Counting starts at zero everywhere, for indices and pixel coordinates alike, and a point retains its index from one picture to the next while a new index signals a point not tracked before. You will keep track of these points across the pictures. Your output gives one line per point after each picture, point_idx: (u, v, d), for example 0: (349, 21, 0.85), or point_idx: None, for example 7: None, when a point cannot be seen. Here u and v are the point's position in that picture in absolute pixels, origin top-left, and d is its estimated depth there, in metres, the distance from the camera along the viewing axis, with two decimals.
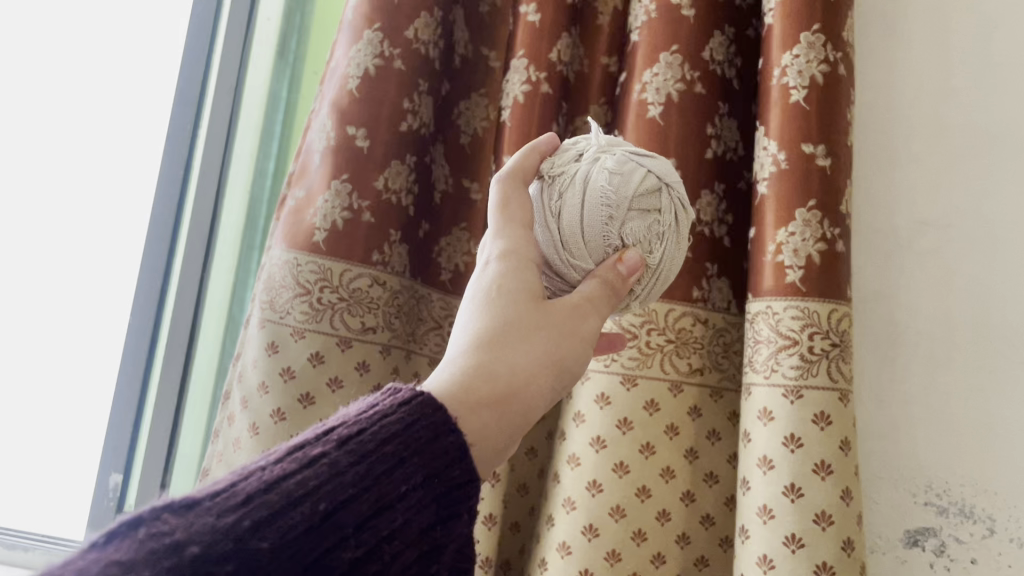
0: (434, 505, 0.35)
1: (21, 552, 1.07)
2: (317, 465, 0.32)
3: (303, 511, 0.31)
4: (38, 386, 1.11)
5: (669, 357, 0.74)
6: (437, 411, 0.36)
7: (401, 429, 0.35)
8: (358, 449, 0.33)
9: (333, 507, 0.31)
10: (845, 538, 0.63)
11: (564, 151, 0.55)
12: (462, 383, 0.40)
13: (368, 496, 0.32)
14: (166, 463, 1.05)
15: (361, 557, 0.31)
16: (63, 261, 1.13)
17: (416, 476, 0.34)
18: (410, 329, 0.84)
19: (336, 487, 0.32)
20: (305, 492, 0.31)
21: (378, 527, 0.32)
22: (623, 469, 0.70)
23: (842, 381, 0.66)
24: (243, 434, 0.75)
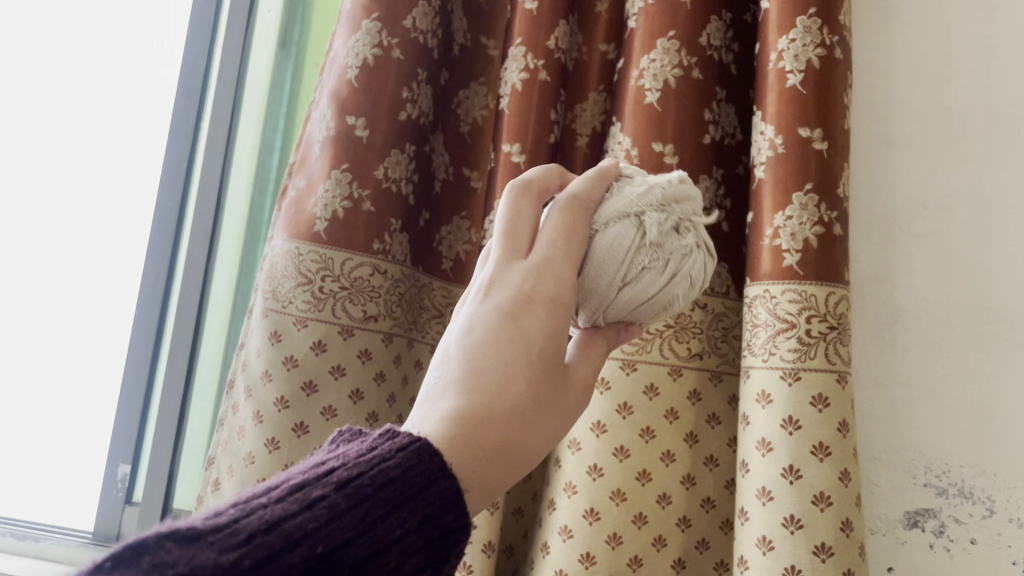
0: (428, 549, 0.33)
1: (31, 542, 1.08)
2: (317, 507, 0.31)
3: (303, 553, 0.29)
4: (47, 376, 1.13)
5: (668, 342, 0.75)
6: (433, 457, 0.35)
7: (400, 476, 0.34)
8: (357, 493, 0.32)
9: (332, 550, 0.30)
10: (844, 519, 0.63)
11: (666, 211, 0.52)
12: (474, 446, 0.38)
13: (364, 539, 0.31)
14: (174, 451, 1.05)
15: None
16: (69, 253, 1.14)
17: (411, 522, 0.33)
18: (411, 317, 0.85)
19: (334, 529, 0.30)
20: (305, 534, 0.30)
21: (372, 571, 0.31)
22: (623, 453, 0.71)
23: (840, 363, 0.66)
24: (248, 422, 0.76)
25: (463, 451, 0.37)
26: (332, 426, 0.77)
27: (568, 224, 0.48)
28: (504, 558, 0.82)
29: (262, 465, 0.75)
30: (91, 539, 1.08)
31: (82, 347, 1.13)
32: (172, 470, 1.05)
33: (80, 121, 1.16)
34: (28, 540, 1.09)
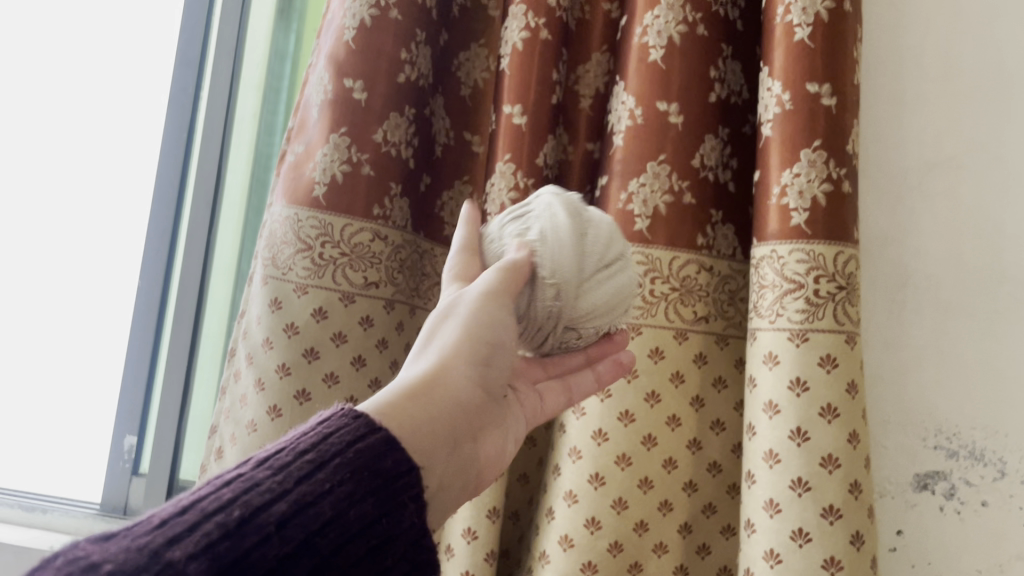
0: (374, 498, 0.39)
1: (39, 514, 1.09)
2: (233, 484, 0.36)
3: (219, 520, 0.34)
4: (59, 351, 1.13)
5: (674, 305, 0.73)
6: (356, 419, 0.41)
7: (320, 441, 0.39)
8: (275, 465, 0.37)
9: (250, 512, 0.35)
10: (852, 481, 0.63)
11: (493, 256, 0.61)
12: (402, 413, 0.45)
13: (286, 497, 0.36)
14: (179, 422, 1.06)
15: (291, 551, 0.35)
16: (83, 219, 1.14)
17: (340, 471, 0.38)
18: (413, 284, 0.84)
19: (252, 495, 0.35)
20: (222, 504, 0.35)
21: (305, 523, 0.36)
22: (628, 417, 0.71)
23: (848, 324, 0.65)
24: (250, 390, 0.76)
25: (395, 420, 0.44)
26: (334, 392, 0.76)
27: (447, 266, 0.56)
28: (509, 524, 0.82)
29: (265, 432, 0.74)
30: (97, 510, 1.08)
31: (91, 320, 1.13)
32: (178, 441, 1.05)
33: (90, 74, 1.16)
34: (36, 511, 1.09)
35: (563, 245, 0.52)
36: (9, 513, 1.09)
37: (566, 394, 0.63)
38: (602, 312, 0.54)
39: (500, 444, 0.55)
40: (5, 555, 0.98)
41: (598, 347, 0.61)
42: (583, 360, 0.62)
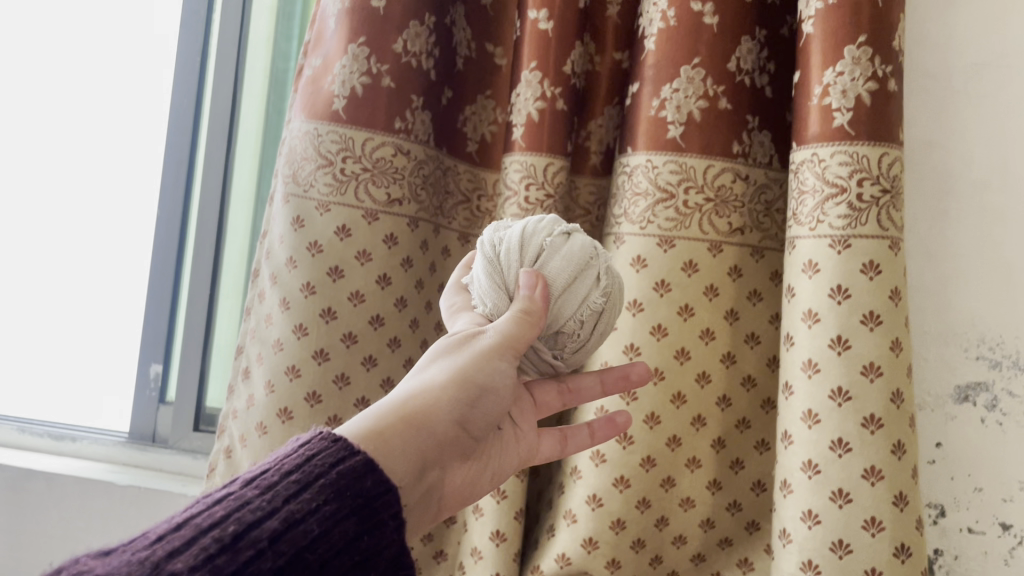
0: (356, 516, 0.40)
1: (70, 442, 1.13)
2: (224, 502, 0.39)
3: (214, 536, 0.36)
4: (97, 278, 1.19)
5: (708, 216, 0.71)
6: (335, 442, 0.43)
7: (303, 463, 0.41)
8: (262, 484, 0.40)
9: (243, 528, 0.37)
10: (895, 390, 0.61)
11: None
12: (376, 435, 0.46)
13: (277, 514, 0.38)
14: (204, 350, 1.07)
15: (284, 564, 0.37)
16: (117, 152, 1.18)
17: (325, 490, 0.40)
18: (436, 203, 0.82)
19: (244, 512, 0.38)
20: (216, 521, 0.37)
21: (296, 538, 0.38)
22: (661, 332, 0.69)
23: (892, 229, 0.62)
24: (275, 310, 0.75)
25: (366, 440, 0.46)
26: (359, 312, 0.75)
27: (446, 302, 0.59)
28: None
29: (291, 351, 0.73)
30: (125, 439, 1.11)
31: (124, 249, 1.18)
32: (204, 371, 1.07)
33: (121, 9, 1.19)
34: (66, 440, 1.14)
35: (487, 290, 0.53)
36: (40, 443, 1.14)
37: (562, 435, 0.62)
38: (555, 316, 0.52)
39: (471, 477, 0.55)
40: (37, 481, 1.00)
41: (601, 424, 0.62)
42: (598, 391, 0.62)
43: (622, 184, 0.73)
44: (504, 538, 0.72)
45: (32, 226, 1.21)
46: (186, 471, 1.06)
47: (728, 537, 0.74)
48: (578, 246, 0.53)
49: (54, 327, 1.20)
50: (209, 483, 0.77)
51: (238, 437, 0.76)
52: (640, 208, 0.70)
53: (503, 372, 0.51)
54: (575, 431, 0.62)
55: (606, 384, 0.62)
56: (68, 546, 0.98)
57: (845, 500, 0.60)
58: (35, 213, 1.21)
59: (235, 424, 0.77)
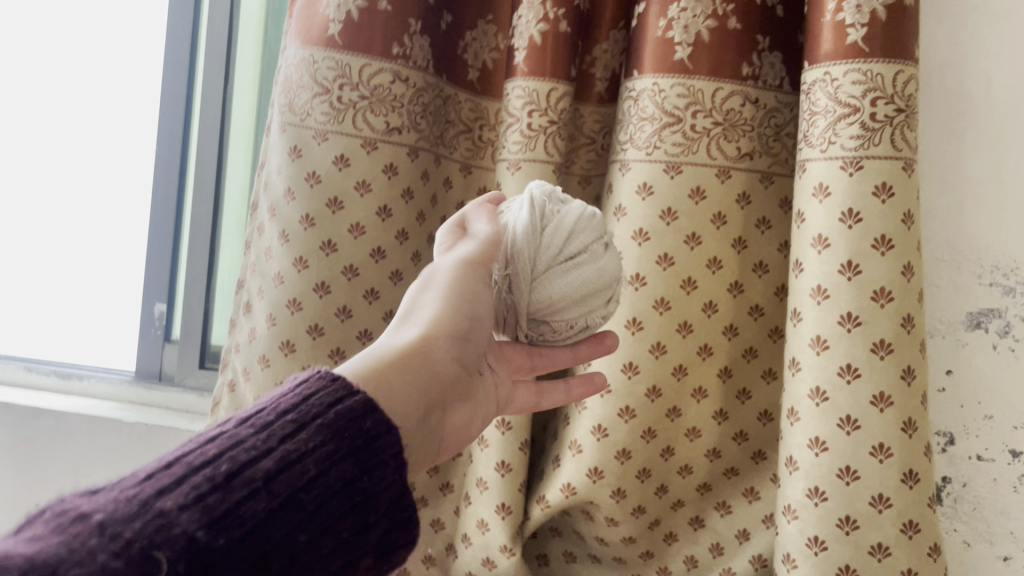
0: (353, 457, 0.38)
1: (76, 382, 1.14)
2: (217, 441, 0.36)
3: (206, 475, 0.34)
4: (99, 221, 1.18)
5: (716, 141, 0.69)
6: (335, 382, 0.41)
7: (301, 402, 0.39)
8: (258, 423, 0.38)
9: (237, 467, 0.35)
10: (905, 315, 0.60)
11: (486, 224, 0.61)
12: (376, 377, 0.44)
13: (273, 454, 0.36)
14: (207, 288, 1.07)
15: (278, 506, 0.35)
16: (115, 88, 1.16)
17: (322, 431, 0.38)
18: (437, 132, 0.79)
19: (238, 451, 0.36)
20: (208, 459, 0.35)
21: (291, 479, 0.36)
22: (667, 261, 0.68)
23: (907, 150, 0.60)
24: (275, 243, 0.73)
25: (366, 380, 0.44)
26: (361, 244, 0.74)
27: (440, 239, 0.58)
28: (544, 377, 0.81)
29: (292, 285, 0.72)
30: (131, 378, 1.12)
31: (124, 191, 1.17)
32: (207, 308, 1.07)
33: None
34: (72, 379, 1.14)
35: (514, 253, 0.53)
36: (47, 382, 1.15)
37: (536, 391, 0.63)
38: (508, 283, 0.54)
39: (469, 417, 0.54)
40: (45, 420, 1.01)
41: (579, 382, 0.63)
42: (571, 358, 0.61)
43: (627, 109, 0.70)
44: (509, 469, 0.72)
45: (35, 165, 1.20)
46: (193, 409, 1.07)
47: (734, 466, 0.74)
48: (609, 266, 0.55)
49: (62, 267, 1.20)
50: (214, 416, 0.77)
51: (241, 370, 0.75)
52: (646, 133, 0.68)
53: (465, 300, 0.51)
54: (551, 388, 0.63)
55: (578, 353, 0.61)
56: (78, 483, 0.99)
57: (853, 427, 0.60)
58: (36, 155, 1.20)
59: (238, 357, 0.76)
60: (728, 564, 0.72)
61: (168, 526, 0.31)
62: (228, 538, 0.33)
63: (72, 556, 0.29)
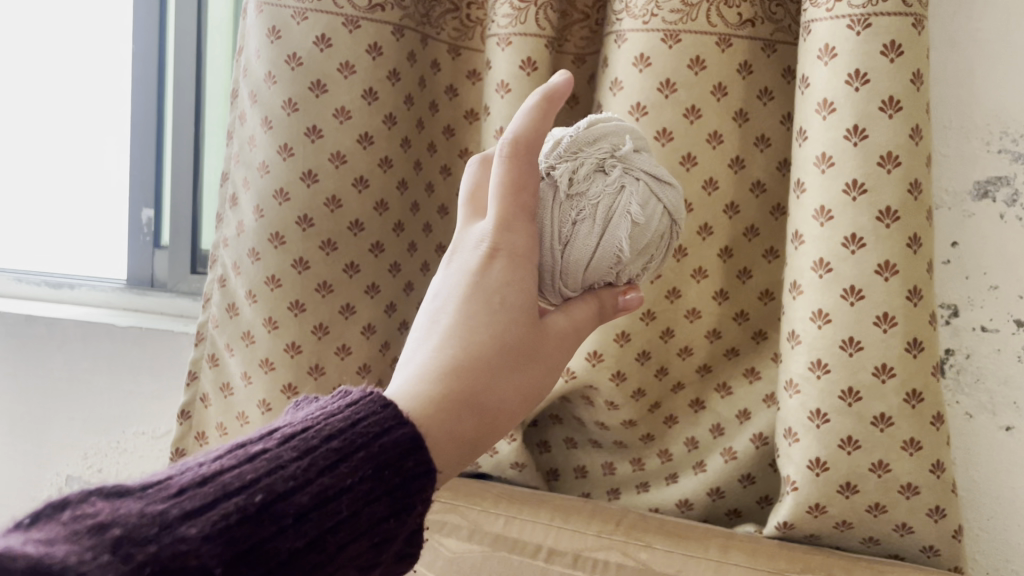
0: (389, 497, 0.33)
1: (68, 291, 1.12)
2: (257, 461, 0.32)
3: (237, 503, 0.30)
4: (77, 126, 1.15)
5: (717, 7, 0.65)
6: (386, 407, 0.35)
7: (347, 428, 0.34)
8: (301, 445, 0.33)
9: (269, 500, 0.30)
10: (913, 181, 0.58)
11: (587, 154, 0.48)
12: (454, 431, 0.38)
13: (309, 488, 0.32)
14: (193, 188, 1.05)
15: (301, 548, 0.30)
16: None
17: (365, 465, 0.33)
18: (423, 10, 0.75)
19: (275, 480, 0.31)
20: (243, 484, 0.31)
21: (322, 518, 0.31)
22: (666, 136, 0.65)
23: (916, 5, 0.57)
24: (257, 131, 0.71)
25: (445, 436, 0.37)
26: (347, 130, 0.70)
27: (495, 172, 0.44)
28: None
29: (277, 174, 0.70)
30: (123, 284, 1.10)
31: (101, 93, 1.13)
32: (195, 210, 1.05)
33: None
34: (64, 288, 1.13)
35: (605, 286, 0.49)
36: (39, 292, 1.13)
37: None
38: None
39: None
40: (38, 327, 0.99)
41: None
42: None
43: None
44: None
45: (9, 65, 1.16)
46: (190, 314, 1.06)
47: (733, 347, 0.73)
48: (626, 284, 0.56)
49: (45, 172, 1.17)
50: (205, 314, 0.76)
51: (231, 265, 0.74)
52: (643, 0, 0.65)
53: (564, 328, 0.44)
54: None
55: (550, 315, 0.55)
56: (77, 389, 0.98)
57: (857, 298, 0.59)
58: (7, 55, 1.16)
59: (227, 253, 0.74)
60: (728, 444, 0.72)
61: (184, 555, 0.27)
62: None
63: (80, 566, 0.25)
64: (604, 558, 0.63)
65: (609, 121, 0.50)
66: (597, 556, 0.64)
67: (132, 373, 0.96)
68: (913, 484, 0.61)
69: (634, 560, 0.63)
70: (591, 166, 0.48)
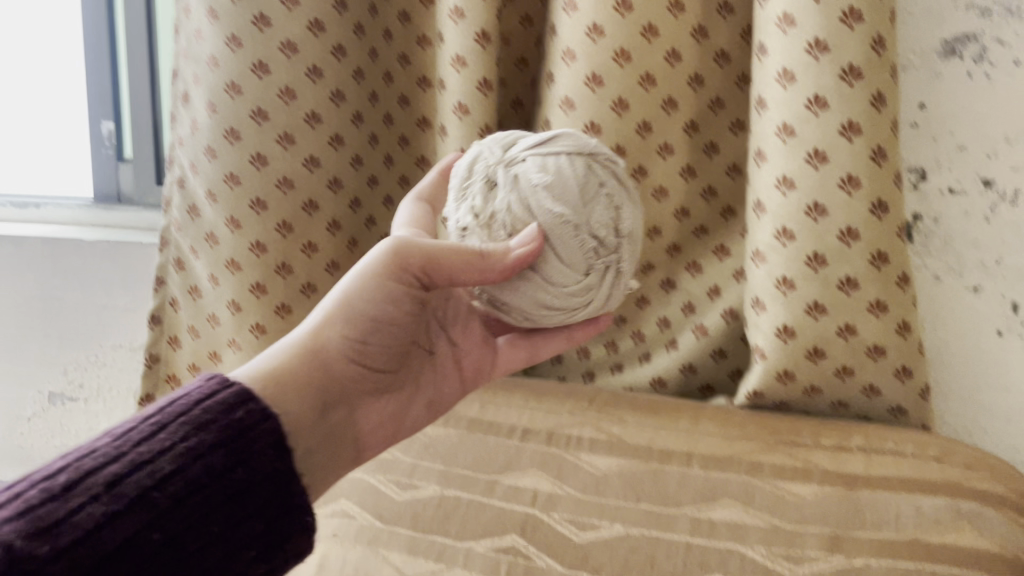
0: (222, 449, 0.38)
1: (33, 209, 1.08)
2: (66, 457, 0.35)
3: (43, 486, 0.33)
4: (28, 39, 1.10)
5: None
6: (206, 381, 0.41)
7: (158, 410, 0.38)
8: (111, 434, 0.37)
9: (78, 477, 0.34)
10: (876, 36, 0.56)
11: (471, 192, 0.45)
12: (275, 381, 0.43)
13: (121, 459, 0.35)
14: (153, 98, 1.03)
15: (121, 508, 0.34)
16: None
17: (180, 429, 0.37)
18: None
19: (83, 460, 0.35)
20: (49, 473, 0.34)
21: (140, 479, 0.35)
22: (625, 7, 0.63)
23: None
24: (203, 22, 0.67)
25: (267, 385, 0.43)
26: (296, 18, 0.67)
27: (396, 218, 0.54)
28: None
29: (227, 67, 0.67)
30: (88, 202, 1.07)
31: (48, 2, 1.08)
32: (157, 121, 1.04)
33: None
34: (30, 207, 1.08)
35: (608, 249, 0.46)
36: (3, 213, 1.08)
37: (456, 367, 0.56)
38: (609, 275, 0.47)
39: (395, 410, 0.52)
40: (4, 246, 0.96)
41: (578, 325, 0.55)
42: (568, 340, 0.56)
43: None
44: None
45: None
46: (157, 226, 1.04)
47: (702, 225, 0.73)
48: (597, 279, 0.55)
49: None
50: (168, 217, 0.75)
51: (188, 165, 0.72)
52: None
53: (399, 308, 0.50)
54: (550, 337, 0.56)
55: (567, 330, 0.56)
56: (54, 308, 0.97)
57: (821, 161, 0.58)
58: None
59: (183, 153, 0.72)
60: (700, 321, 0.73)
61: None
62: (57, 544, 0.31)
63: None
64: (578, 433, 0.64)
65: (473, 156, 0.47)
66: (572, 432, 0.65)
67: (104, 287, 0.95)
68: (880, 346, 0.61)
69: (608, 434, 0.64)
70: (481, 193, 0.45)
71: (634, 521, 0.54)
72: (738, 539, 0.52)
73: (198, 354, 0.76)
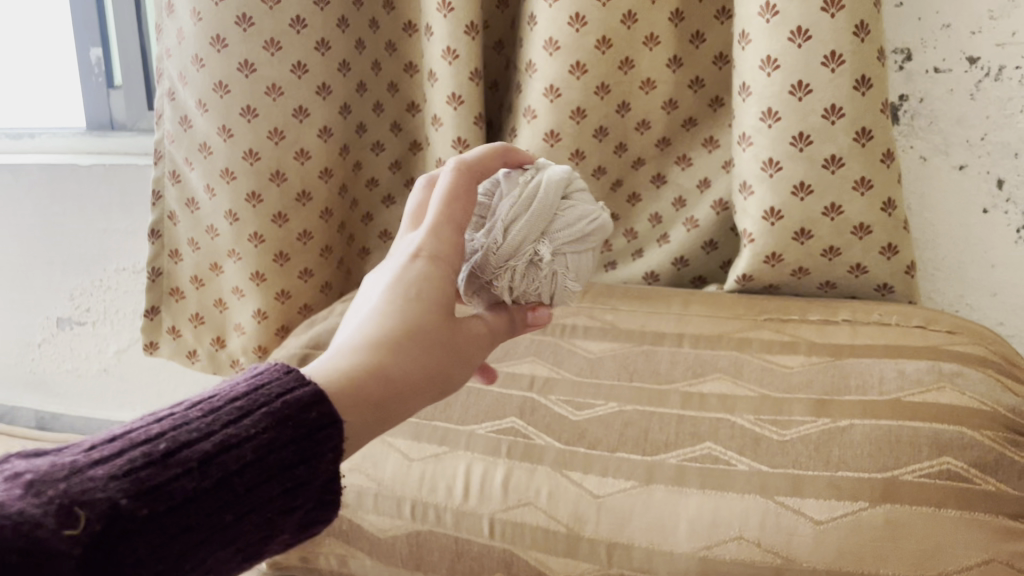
0: (295, 445, 0.33)
1: (28, 140, 1.08)
2: (163, 419, 0.31)
3: (143, 450, 0.30)
4: None
5: None
6: (289, 371, 0.35)
7: (253, 389, 0.33)
8: (206, 406, 0.32)
9: (176, 446, 0.30)
10: None
11: (515, 269, 0.44)
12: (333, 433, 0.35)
13: (213, 436, 0.31)
14: (138, 21, 1.02)
15: (208, 489, 0.30)
16: None
17: (268, 418, 0.32)
18: None
19: (179, 431, 0.31)
20: (148, 436, 0.30)
21: (227, 461, 0.31)
22: None
23: None
24: None
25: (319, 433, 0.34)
26: None
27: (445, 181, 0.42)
28: (495, 55, 0.78)
29: None
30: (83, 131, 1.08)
31: None
32: (144, 43, 1.03)
33: None
34: (23, 138, 1.09)
35: None
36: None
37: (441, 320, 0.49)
38: None
39: None
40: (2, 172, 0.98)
41: None
42: None
43: None
44: (461, 102, 0.72)
45: None
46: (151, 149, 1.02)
47: (691, 118, 0.73)
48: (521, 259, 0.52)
49: None
50: (160, 130, 0.76)
51: (177, 76, 0.73)
52: None
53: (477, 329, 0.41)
54: None
55: None
56: (54, 235, 0.99)
57: (805, 39, 0.58)
58: None
59: (172, 64, 0.73)
60: (690, 214, 0.74)
61: (92, 489, 0.27)
62: (153, 509, 0.28)
63: None
64: (572, 322, 0.66)
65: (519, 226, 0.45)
66: (566, 321, 0.66)
67: (103, 211, 0.96)
68: (866, 224, 0.62)
69: (602, 321, 0.66)
70: (525, 273, 0.44)
71: (628, 399, 0.56)
72: (728, 409, 0.54)
73: (199, 265, 0.78)
